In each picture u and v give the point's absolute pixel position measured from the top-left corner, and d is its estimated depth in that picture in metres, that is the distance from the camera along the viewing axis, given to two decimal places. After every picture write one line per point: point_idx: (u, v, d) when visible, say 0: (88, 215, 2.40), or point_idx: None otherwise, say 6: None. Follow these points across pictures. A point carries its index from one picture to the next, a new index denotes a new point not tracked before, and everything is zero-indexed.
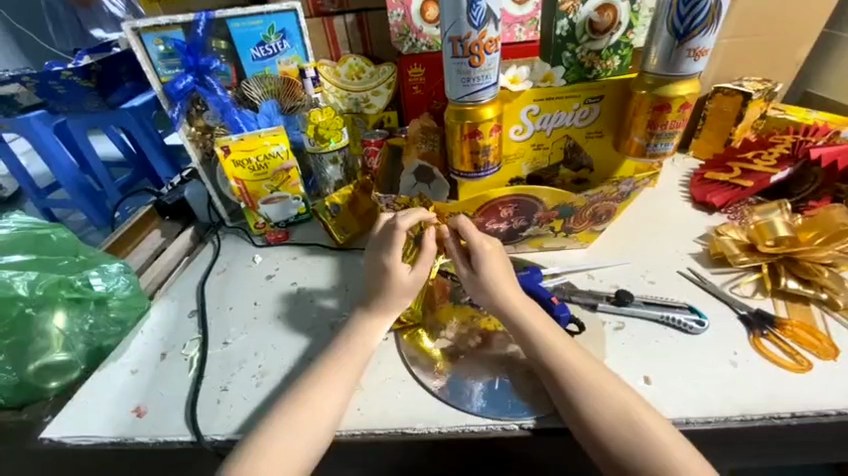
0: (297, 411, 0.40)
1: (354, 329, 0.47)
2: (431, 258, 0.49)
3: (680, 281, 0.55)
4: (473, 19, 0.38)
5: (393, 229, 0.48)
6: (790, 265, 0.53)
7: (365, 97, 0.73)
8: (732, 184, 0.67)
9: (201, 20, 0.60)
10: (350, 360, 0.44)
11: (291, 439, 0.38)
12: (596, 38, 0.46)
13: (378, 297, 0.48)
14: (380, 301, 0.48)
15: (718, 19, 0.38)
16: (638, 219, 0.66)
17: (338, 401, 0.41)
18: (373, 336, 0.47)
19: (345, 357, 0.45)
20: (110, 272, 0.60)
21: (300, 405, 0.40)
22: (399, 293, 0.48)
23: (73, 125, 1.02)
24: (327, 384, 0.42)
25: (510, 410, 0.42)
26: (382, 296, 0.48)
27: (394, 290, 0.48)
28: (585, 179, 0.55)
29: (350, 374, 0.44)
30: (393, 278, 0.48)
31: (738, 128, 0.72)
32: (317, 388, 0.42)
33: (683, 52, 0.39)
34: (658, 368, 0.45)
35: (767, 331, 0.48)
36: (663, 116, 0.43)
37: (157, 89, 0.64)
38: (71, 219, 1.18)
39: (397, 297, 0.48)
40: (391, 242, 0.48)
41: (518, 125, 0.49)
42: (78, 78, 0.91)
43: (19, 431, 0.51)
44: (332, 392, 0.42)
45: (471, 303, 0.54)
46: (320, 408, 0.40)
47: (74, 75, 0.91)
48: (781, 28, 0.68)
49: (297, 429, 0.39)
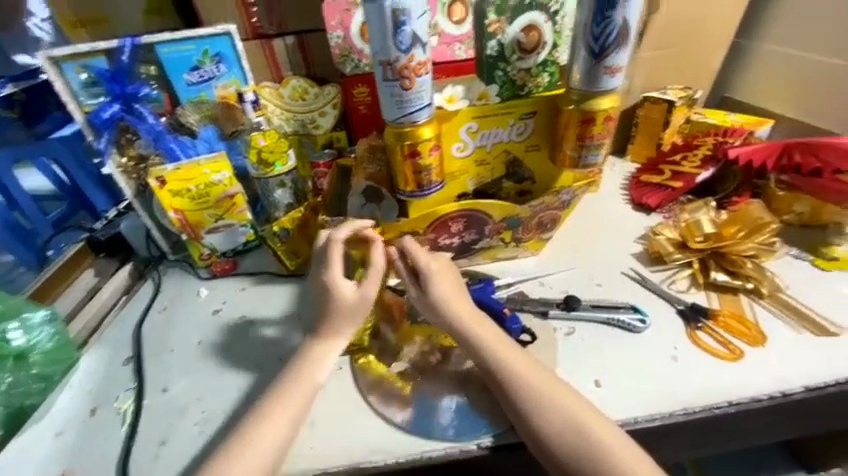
0: (239, 459, 0.37)
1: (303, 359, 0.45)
2: (379, 273, 0.47)
3: (623, 281, 0.58)
4: (399, 44, 0.39)
5: (328, 243, 0.48)
6: (718, 259, 0.57)
7: (311, 118, 0.71)
8: (665, 186, 0.72)
9: (126, 46, 0.58)
10: (296, 395, 0.42)
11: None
12: (524, 57, 0.49)
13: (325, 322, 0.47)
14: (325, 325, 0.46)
15: (629, 38, 0.41)
16: (584, 223, 0.69)
17: (283, 442, 0.40)
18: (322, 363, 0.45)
19: (292, 391, 0.43)
20: (31, 323, 0.53)
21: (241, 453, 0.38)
22: (347, 313, 0.46)
23: None
24: (272, 423, 0.40)
25: (467, 430, 0.42)
26: (328, 320, 0.46)
27: (339, 310, 0.46)
28: (529, 190, 0.56)
29: (301, 413, 0.42)
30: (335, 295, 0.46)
31: (667, 133, 0.77)
32: (260, 431, 0.39)
33: (601, 70, 0.42)
34: (606, 370, 0.47)
35: (702, 323, 0.51)
36: (589, 129, 0.45)
37: (80, 120, 0.60)
38: None
39: (344, 318, 0.46)
40: (331, 259, 0.47)
41: (459, 142, 0.50)
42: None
43: None
44: (278, 434, 0.40)
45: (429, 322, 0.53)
46: (265, 453, 0.38)
47: None
48: (695, 41, 0.75)
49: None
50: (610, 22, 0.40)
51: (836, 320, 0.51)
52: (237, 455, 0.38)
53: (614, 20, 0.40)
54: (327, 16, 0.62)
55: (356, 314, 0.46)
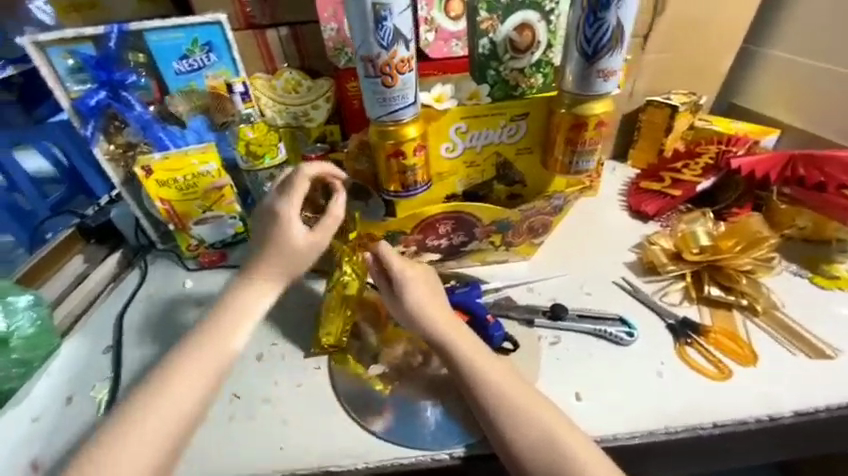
0: (153, 414, 0.37)
1: (230, 307, 0.44)
2: (334, 223, 0.47)
3: (614, 291, 0.56)
4: (381, 39, 0.38)
5: (294, 178, 0.46)
6: (713, 272, 0.55)
7: (304, 111, 0.68)
8: (664, 194, 0.70)
9: (113, 33, 0.57)
10: (218, 344, 0.41)
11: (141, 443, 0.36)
12: (518, 57, 0.47)
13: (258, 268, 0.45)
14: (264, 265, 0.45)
15: (623, 40, 0.40)
16: (578, 228, 0.67)
17: (201, 393, 0.39)
18: (251, 311, 0.44)
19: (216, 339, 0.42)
20: (14, 307, 0.53)
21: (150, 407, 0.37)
22: (287, 257, 0.46)
23: None
24: (187, 372, 0.40)
25: (442, 439, 0.42)
26: (269, 264, 0.45)
27: (279, 255, 0.45)
28: (520, 194, 0.55)
29: (224, 361, 0.41)
30: (287, 239, 0.45)
31: (669, 139, 0.75)
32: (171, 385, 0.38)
33: (593, 73, 0.41)
34: (588, 382, 0.46)
35: (692, 338, 0.49)
36: (581, 134, 0.44)
37: (66, 106, 0.59)
38: None
39: (282, 262, 0.45)
40: (290, 193, 0.47)
41: (448, 142, 0.49)
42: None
43: None
44: (197, 382, 0.39)
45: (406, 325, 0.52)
46: (181, 403, 0.38)
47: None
48: (701, 45, 0.72)
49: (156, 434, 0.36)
50: (603, 22, 0.39)
51: (831, 341, 0.49)
52: (152, 403, 0.37)
53: (608, 21, 0.38)
54: (320, 9, 0.61)
55: (307, 260, 0.46)
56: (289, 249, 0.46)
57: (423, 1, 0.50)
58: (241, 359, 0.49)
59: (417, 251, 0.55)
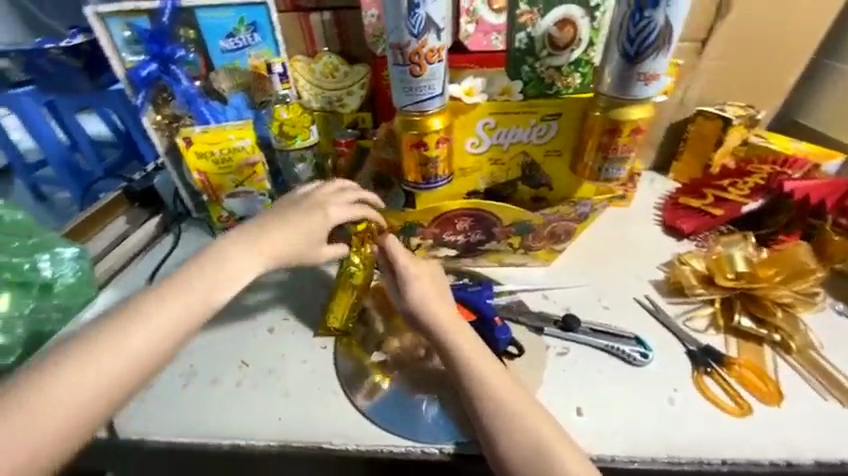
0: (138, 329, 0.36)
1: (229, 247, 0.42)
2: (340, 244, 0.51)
3: (635, 308, 0.53)
4: (412, 28, 0.38)
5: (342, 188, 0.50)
6: (747, 302, 0.51)
7: (338, 96, 0.69)
8: (704, 212, 0.66)
9: (167, 8, 0.60)
10: (200, 288, 0.39)
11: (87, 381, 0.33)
12: (556, 54, 0.46)
13: (261, 232, 0.44)
14: (276, 230, 0.45)
15: (670, 42, 0.38)
16: (605, 238, 0.64)
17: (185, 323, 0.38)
18: (249, 257, 0.42)
19: (194, 288, 0.39)
20: (60, 257, 0.58)
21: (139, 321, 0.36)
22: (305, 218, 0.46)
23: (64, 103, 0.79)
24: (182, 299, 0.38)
25: (433, 434, 0.42)
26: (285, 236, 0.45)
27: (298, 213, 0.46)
28: (544, 196, 0.53)
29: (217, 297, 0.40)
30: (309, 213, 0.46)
31: (718, 154, 0.69)
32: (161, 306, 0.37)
33: (634, 76, 0.39)
34: (592, 398, 0.44)
35: (712, 368, 0.46)
36: (614, 140, 0.42)
37: (121, 76, 0.63)
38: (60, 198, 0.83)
39: (298, 219, 0.46)
40: (333, 191, 0.49)
41: (475, 137, 0.48)
42: (67, 57, 0.72)
43: None
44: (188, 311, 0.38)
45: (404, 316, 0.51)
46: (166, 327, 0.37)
47: (62, 54, 0.72)
48: (766, 54, 0.67)
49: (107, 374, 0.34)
50: (649, 22, 0.37)
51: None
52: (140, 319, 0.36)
53: (654, 21, 0.36)
54: None
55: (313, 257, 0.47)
56: (305, 229, 0.46)
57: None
58: (253, 330, 0.51)
59: (433, 245, 0.54)
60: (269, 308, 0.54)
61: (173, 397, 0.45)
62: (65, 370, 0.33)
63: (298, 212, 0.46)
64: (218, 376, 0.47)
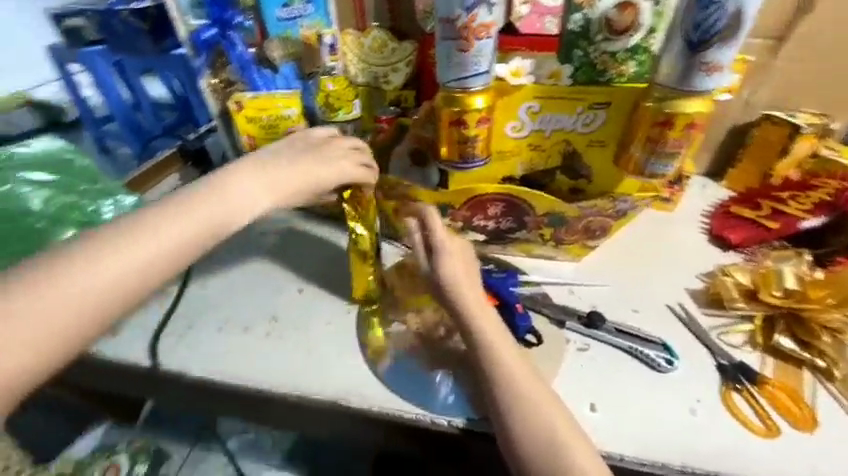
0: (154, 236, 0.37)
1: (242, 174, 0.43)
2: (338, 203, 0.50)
3: (666, 316, 0.51)
4: (464, 1, 0.38)
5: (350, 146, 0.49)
6: (793, 322, 0.47)
7: (384, 72, 0.69)
8: (757, 224, 0.62)
9: None
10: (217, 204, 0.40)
11: (73, 294, 0.33)
12: (612, 39, 0.43)
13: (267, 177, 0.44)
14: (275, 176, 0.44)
15: (739, 31, 0.35)
16: (643, 239, 0.62)
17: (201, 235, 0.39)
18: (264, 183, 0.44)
19: (192, 217, 0.38)
20: (119, 203, 0.63)
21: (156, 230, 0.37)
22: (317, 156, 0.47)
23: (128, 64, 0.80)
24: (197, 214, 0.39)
25: (443, 406, 0.43)
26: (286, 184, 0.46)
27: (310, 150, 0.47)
28: (583, 189, 0.52)
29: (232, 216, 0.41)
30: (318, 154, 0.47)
31: (783, 164, 0.64)
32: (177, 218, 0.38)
33: (695, 66, 0.36)
34: (608, 396, 0.43)
35: (742, 385, 0.44)
36: (664, 133, 0.40)
37: (184, 38, 0.67)
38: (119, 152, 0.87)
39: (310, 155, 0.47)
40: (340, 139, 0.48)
41: (517, 121, 0.47)
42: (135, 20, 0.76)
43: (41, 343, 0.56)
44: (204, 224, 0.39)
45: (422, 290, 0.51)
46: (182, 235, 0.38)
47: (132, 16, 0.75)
48: None
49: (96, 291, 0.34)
50: (719, 8, 0.34)
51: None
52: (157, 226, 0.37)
53: (725, 7, 0.34)
54: None
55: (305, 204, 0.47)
56: (310, 168, 0.46)
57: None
58: (283, 288, 0.54)
59: (462, 228, 0.54)
60: (300, 269, 0.56)
61: (209, 340, 0.49)
62: (51, 285, 0.33)
63: (305, 160, 0.46)
64: (249, 326, 0.50)
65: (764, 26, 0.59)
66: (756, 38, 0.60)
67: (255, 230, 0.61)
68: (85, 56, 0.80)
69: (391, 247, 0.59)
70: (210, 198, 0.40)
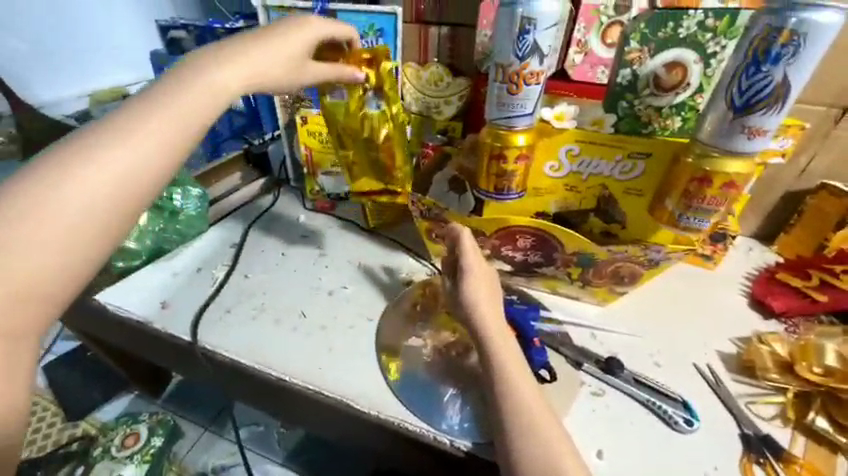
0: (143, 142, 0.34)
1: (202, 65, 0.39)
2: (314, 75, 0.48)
3: (692, 376, 0.49)
4: (518, 50, 0.42)
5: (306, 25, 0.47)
6: (830, 402, 0.45)
7: (437, 103, 0.74)
8: (803, 294, 0.59)
9: (317, 8, 0.69)
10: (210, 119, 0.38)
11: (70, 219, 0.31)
12: (659, 94, 0.45)
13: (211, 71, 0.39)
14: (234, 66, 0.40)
15: (785, 99, 0.36)
16: (675, 293, 0.60)
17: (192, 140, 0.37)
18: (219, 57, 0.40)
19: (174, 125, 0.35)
20: (189, 193, 0.66)
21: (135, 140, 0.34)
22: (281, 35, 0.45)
23: None
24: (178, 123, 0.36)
25: (448, 424, 0.44)
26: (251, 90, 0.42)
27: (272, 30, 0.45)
28: (615, 233, 0.53)
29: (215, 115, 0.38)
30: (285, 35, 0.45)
31: (838, 235, 0.61)
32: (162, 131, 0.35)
33: (737, 127, 0.37)
34: (618, 445, 0.42)
35: (766, 460, 0.42)
36: (702, 189, 0.40)
37: None
38: None
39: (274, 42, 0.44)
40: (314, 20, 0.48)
41: (556, 161, 0.50)
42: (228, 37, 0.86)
43: (92, 314, 0.62)
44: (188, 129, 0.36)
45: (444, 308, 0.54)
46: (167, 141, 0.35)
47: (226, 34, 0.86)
48: None
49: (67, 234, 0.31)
50: (765, 76, 0.35)
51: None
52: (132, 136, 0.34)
53: (770, 76, 0.35)
54: (482, 16, 0.66)
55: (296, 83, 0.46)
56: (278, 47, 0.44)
57: (583, 23, 0.50)
58: (317, 289, 0.59)
59: (490, 255, 0.56)
60: (334, 275, 0.61)
61: (243, 325, 0.54)
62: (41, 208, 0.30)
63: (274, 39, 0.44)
64: (280, 318, 0.54)
65: (827, 94, 0.58)
66: (817, 104, 0.59)
67: (298, 233, 0.68)
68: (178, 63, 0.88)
69: (420, 265, 0.63)
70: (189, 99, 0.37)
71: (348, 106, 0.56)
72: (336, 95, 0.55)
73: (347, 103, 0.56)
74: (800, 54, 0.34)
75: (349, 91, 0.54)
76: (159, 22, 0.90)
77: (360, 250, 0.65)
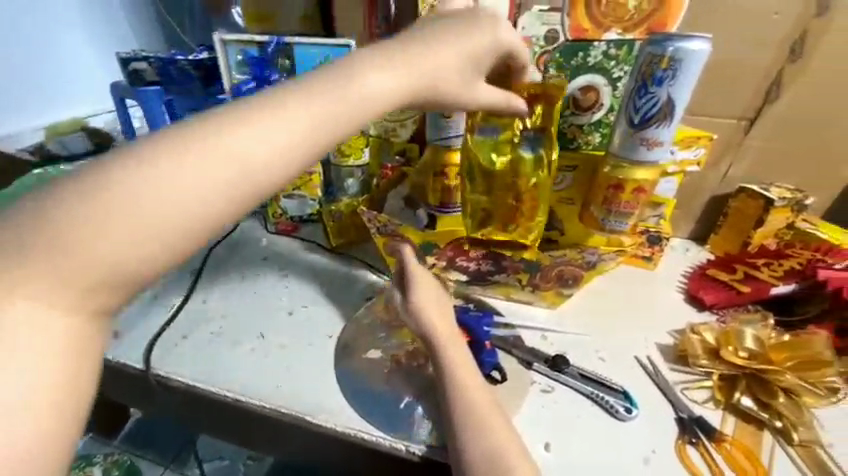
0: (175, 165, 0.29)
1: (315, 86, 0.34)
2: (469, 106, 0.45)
3: (633, 368, 0.53)
4: None
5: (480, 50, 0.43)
6: (753, 382, 0.49)
7: (394, 127, 0.74)
8: (730, 286, 0.64)
9: (273, 43, 0.71)
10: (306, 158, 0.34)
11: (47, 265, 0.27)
12: (579, 114, 0.54)
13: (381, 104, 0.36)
14: (385, 71, 0.37)
15: (672, 116, 0.42)
16: (620, 294, 0.65)
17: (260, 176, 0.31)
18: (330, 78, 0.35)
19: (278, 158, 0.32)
20: None
21: (160, 167, 0.29)
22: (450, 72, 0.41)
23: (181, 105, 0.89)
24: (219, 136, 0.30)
25: (403, 431, 0.45)
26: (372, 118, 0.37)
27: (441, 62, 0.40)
28: (555, 240, 0.61)
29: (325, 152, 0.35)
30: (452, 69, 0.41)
31: (758, 233, 0.69)
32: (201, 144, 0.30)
33: (636, 140, 0.43)
34: (564, 440, 0.44)
35: (698, 440, 0.45)
36: (617, 195, 0.46)
37: (228, 89, 0.74)
38: None
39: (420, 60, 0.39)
40: (495, 20, 0.45)
41: (558, 175, 0.57)
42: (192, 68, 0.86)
43: None
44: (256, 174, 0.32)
45: (398, 323, 0.56)
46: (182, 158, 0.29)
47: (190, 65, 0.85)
48: (816, 140, 0.67)
49: (139, 241, 0.28)
50: (652, 96, 0.42)
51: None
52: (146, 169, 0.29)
53: (657, 96, 0.41)
54: None
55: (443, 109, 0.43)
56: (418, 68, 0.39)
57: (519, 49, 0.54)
58: (277, 309, 0.59)
59: (446, 267, 0.59)
60: (296, 295, 0.62)
61: (200, 350, 0.53)
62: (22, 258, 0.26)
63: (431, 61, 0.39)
64: (238, 341, 0.55)
65: (735, 108, 0.66)
66: (728, 118, 0.67)
67: (259, 256, 0.69)
68: (140, 93, 0.86)
69: (381, 280, 0.65)
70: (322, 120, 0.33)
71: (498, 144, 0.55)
72: (486, 132, 0.55)
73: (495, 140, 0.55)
74: (678, 77, 0.40)
75: (502, 129, 0.54)
76: (121, 55, 0.87)
77: (322, 269, 0.67)
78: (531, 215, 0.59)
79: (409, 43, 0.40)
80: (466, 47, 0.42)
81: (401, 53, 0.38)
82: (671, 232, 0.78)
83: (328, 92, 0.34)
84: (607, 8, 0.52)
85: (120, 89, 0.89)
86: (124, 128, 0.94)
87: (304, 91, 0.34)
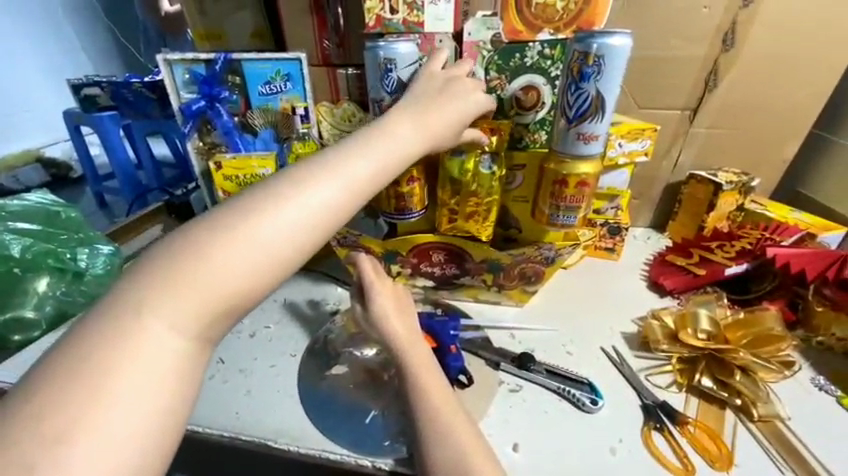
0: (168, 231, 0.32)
1: (322, 156, 0.36)
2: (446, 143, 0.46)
3: (600, 360, 0.53)
4: (386, 87, 0.52)
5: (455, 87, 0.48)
6: (712, 363, 0.51)
7: None
8: (687, 270, 0.66)
9: (220, 59, 0.69)
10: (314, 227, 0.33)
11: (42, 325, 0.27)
12: (523, 113, 0.56)
13: (367, 145, 0.38)
14: (398, 132, 0.41)
15: (603, 110, 0.45)
16: (585, 287, 0.66)
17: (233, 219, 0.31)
18: (351, 162, 0.36)
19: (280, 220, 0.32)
20: (98, 253, 0.65)
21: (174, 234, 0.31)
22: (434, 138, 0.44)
23: (136, 128, 0.85)
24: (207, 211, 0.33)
25: (370, 447, 0.44)
26: (378, 177, 0.37)
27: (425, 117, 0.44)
28: (514, 238, 0.62)
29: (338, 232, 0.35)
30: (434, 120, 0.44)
31: (711, 217, 0.71)
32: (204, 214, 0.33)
33: (573, 135, 0.47)
34: (532, 438, 0.44)
35: (663, 425, 0.46)
36: (562, 190, 0.49)
37: (177, 109, 0.72)
38: (116, 205, 0.91)
39: (417, 119, 0.43)
40: (467, 92, 0.49)
41: (508, 174, 0.58)
42: (146, 91, 0.80)
43: None
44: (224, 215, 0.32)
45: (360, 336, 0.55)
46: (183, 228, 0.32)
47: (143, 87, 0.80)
48: (756, 124, 0.70)
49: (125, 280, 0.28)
50: (582, 92, 0.45)
51: (833, 470, 0.43)
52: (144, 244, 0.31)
53: (587, 92, 0.45)
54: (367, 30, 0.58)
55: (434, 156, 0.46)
56: (421, 127, 0.43)
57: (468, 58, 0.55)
58: (237, 333, 0.57)
59: (411, 274, 0.61)
60: (259, 315, 0.60)
61: None
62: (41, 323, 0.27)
63: (424, 120, 0.43)
64: None
65: (680, 99, 0.69)
66: (673, 109, 0.69)
67: None
68: (95, 119, 0.84)
69: (347, 294, 0.64)
70: (323, 174, 0.34)
71: (465, 166, 0.55)
72: (456, 156, 0.54)
73: (463, 162, 0.54)
74: (603, 71, 0.44)
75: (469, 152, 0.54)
76: (72, 81, 0.82)
77: (287, 287, 0.65)
78: (490, 220, 0.59)
79: (408, 107, 0.44)
80: (448, 103, 0.46)
81: (390, 122, 0.42)
82: (632, 222, 0.81)
83: (330, 158, 0.36)
84: (538, 10, 0.54)
85: (73, 116, 0.86)
86: (78, 153, 0.91)
87: (331, 165, 0.35)
